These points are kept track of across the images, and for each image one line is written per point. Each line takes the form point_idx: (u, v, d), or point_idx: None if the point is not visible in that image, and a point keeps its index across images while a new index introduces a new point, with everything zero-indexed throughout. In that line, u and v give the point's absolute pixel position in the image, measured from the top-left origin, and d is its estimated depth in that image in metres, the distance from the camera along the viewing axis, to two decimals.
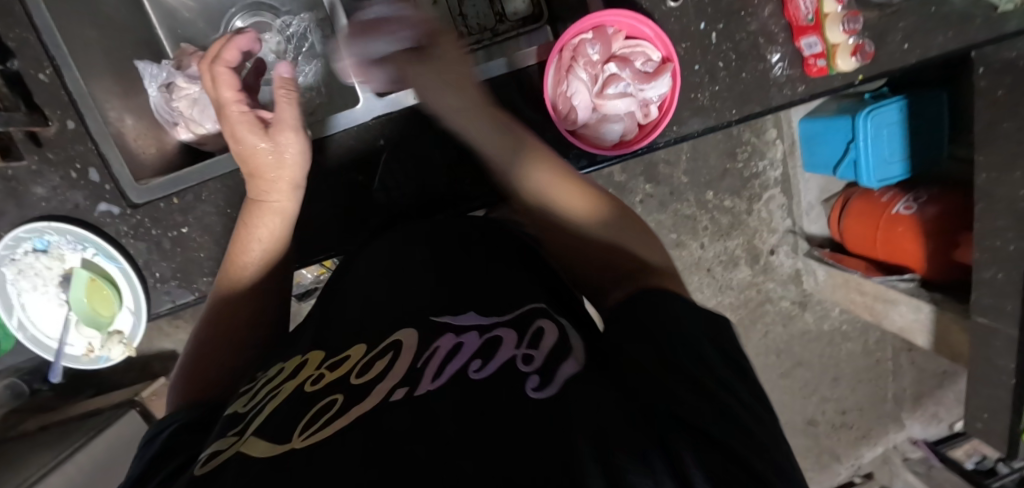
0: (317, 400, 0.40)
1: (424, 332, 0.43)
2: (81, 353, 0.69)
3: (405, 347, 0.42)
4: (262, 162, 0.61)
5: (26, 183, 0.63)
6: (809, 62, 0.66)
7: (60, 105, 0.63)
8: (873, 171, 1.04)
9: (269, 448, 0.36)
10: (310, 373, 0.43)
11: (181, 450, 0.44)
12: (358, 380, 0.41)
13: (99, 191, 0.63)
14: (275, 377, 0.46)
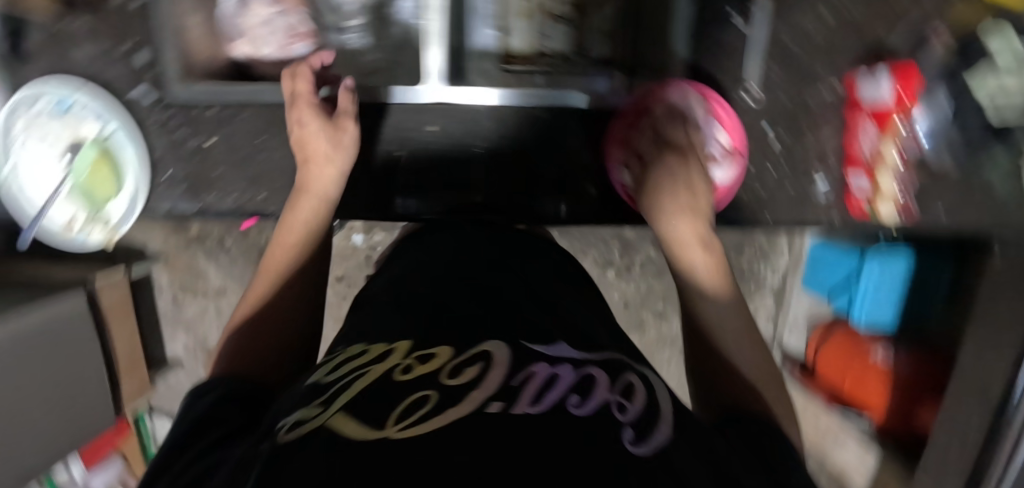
0: (409, 390, 0.40)
1: (515, 354, 0.44)
2: (60, 225, 0.65)
3: (498, 360, 0.43)
4: (316, 149, 0.61)
5: (71, 44, 0.61)
6: (855, 200, 0.67)
7: None
8: (864, 306, 1.11)
9: (362, 430, 0.35)
10: (402, 361, 0.43)
11: (229, 423, 0.42)
12: (450, 382, 0.41)
13: (141, 77, 0.62)
14: (359, 358, 0.46)
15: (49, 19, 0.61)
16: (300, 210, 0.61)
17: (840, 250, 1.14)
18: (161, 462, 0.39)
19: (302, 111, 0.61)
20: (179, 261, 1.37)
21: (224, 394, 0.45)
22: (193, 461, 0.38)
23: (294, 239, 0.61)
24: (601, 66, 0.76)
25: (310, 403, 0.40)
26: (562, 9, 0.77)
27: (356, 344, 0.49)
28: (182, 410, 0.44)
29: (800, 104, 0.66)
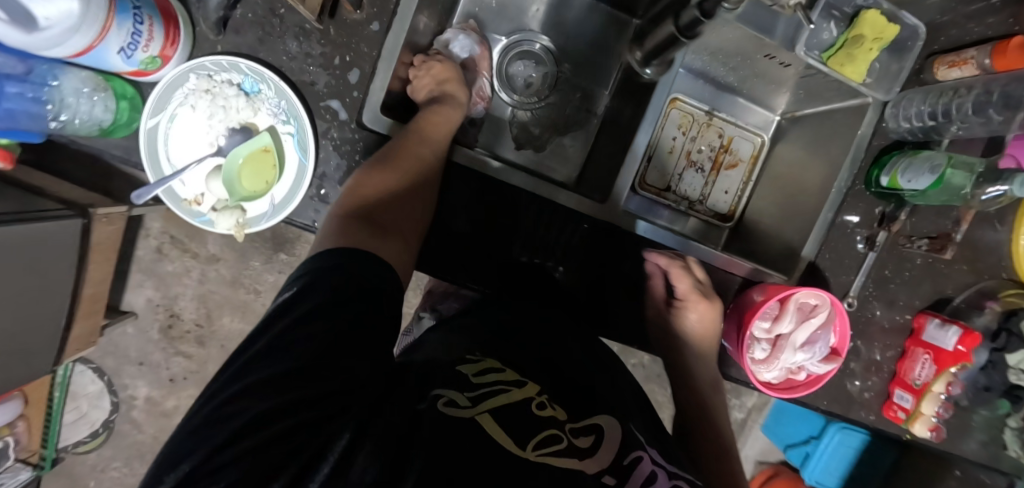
0: (540, 428, 0.44)
1: (625, 435, 0.48)
2: (184, 198, 0.60)
3: (610, 435, 0.47)
4: (432, 65, 0.67)
5: (287, 32, 0.58)
6: (890, 406, 0.77)
7: (376, 4, 0.60)
8: (816, 472, 1.21)
9: (514, 447, 0.41)
10: (535, 398, 0.49)
11: (376, 341, 0.44)
12: (577, 439, 0.45)
13: (344, 91, 0.60)
14: (490, 374, 0.50)
15: (278, 2, 0.58)
16: (430, 112, 0.64)
17: (806, 414, 1.21)
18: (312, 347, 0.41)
19: (439, 65, 0.67)
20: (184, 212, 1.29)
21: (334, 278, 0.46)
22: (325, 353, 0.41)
23: (432, 142, 0.62)
24: (714, 219, 0.84)
25: (455, 390, 0.46)
26: (701, 157, 0.83)
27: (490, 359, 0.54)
28: (339, 289, 0.45)
29: (875, 319, 0.76)
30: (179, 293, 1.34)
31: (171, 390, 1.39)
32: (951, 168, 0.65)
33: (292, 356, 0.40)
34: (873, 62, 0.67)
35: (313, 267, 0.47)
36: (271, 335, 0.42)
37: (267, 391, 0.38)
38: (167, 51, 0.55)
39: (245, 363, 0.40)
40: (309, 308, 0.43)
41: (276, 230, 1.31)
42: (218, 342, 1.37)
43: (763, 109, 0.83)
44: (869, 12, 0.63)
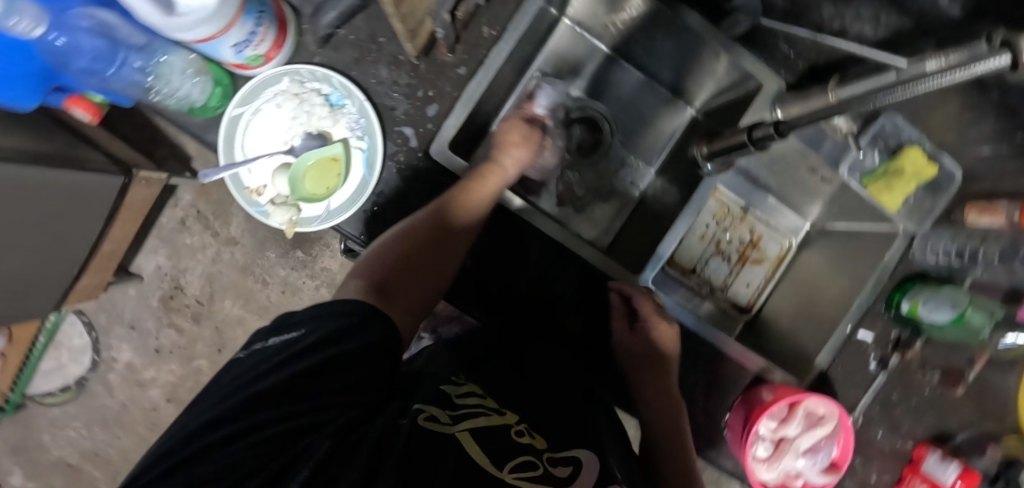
0: (516, 452, 0.48)
1: (603, 469, 0.50)
2: (247, 186, 0.65)
3: (589, 469, 0.49)
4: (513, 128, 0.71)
5: (381, 59, 0.63)
6: None
7: (467, 52, 0.64)
8: None
9: (483, 461, 0.46)
10: (517, 424, 0.52)
11: (367, 378, 0.49)
12: (552, 469, 0.47)
13: (419, 122, 0.64)
14: (471, 397, 0.54)
15: (379, 32, 0.62)
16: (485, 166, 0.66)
17: None
18: (276, 382, 0.45)
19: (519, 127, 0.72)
20: (216, 192, 1.32)
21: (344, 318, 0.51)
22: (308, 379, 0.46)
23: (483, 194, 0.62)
24: (731, 310, 0.84)
25: (438, 407, 0.51)
26: (730, 247, 0.84)
27: (470, 381, 0.58)
28: (321, 333, 0.49)
29: (872, 442, 0.77)
30: (189, 267, 1.35)
31: (154, 361, 1.39)
32: (971, 307, 0.71)
33: (257, 388, 0.45)
34: (909, 196, 0.70)
35: (306, 309, 0.52)
36: (249, 363, 0.48)
37: (226, 414, 0.43)
38: (271, 53, 0.60)
39: (221, 386, 0.46)
40: (287, 348, 0.48)
41: None
42: (213, 323, 1.38)
43: (796, 214, 0.84)
44: (912, 148, 0.67)
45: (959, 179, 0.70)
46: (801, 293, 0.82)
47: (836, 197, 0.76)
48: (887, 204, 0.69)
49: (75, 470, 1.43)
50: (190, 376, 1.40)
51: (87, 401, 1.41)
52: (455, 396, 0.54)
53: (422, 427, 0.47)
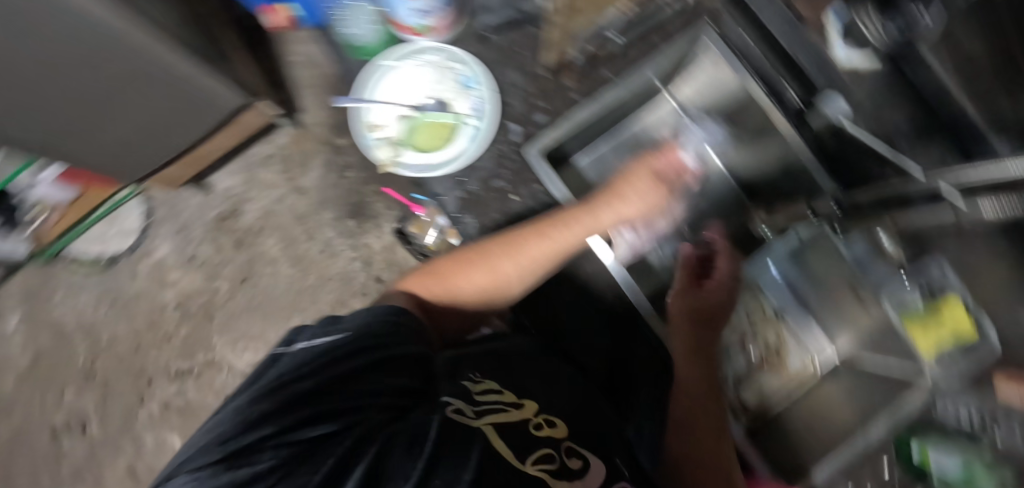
0: (536, 446, 0.56)
1: (614, 472, 0.60)
2: None
3: (599, 471, 0.58)
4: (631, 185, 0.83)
5: None
6: None
7: None
8: None
9: (508, 453, 0.53)
10: (532, 418, 0.62)
11: (389, 381, 0.61)
12: (570, 463, 0.57)
13: None
14: (491, 396, 0.65)
15: None
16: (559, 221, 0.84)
17: None
18: (307, 373, 0.57)
19: (644, 176, 0.84)
20: (308, 144, 1.46)
21: (379, 328, 0.66)
22: (349, 375, 0.58)
23: (539, 246, 0.84)
24: (740, 411, 0.94)
25: (464, 402, 0.62)
26: (754, 350, 0.98)
27: (487, 383, 0.69)
28: (348, 342, 0.62)
29: None
30: (255, 198, 1.48)
31: (185, 266, 1.49)
32: (985, 471, 0.68)
33: (291, 378, 0.56)
34: (947, 348, 0.75)
35: (342, 321, 0.66)
36: (284, 364, 0.59)
37: (262, 395, 0.53)
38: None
39: (256, 381, 0.57)
40: (319, 352, 0.60)
41: (360, 200, 1.42)
42: (251, 254, 1.47)
43: (826, 339, 0.95)
44: (954, 301, 0.76)
45: (1000, 349, 0.73)
46: (811, 414, 0.92)
47: (878, 327, 0.82)
48: (921, 348, 0.76)
49: (67, 336, 1.50)
50: (207, 293, 1.48)
51: (111, 279, 1.50)
52: (475, 393, 0.65)
53: (445, 422, 0.55)
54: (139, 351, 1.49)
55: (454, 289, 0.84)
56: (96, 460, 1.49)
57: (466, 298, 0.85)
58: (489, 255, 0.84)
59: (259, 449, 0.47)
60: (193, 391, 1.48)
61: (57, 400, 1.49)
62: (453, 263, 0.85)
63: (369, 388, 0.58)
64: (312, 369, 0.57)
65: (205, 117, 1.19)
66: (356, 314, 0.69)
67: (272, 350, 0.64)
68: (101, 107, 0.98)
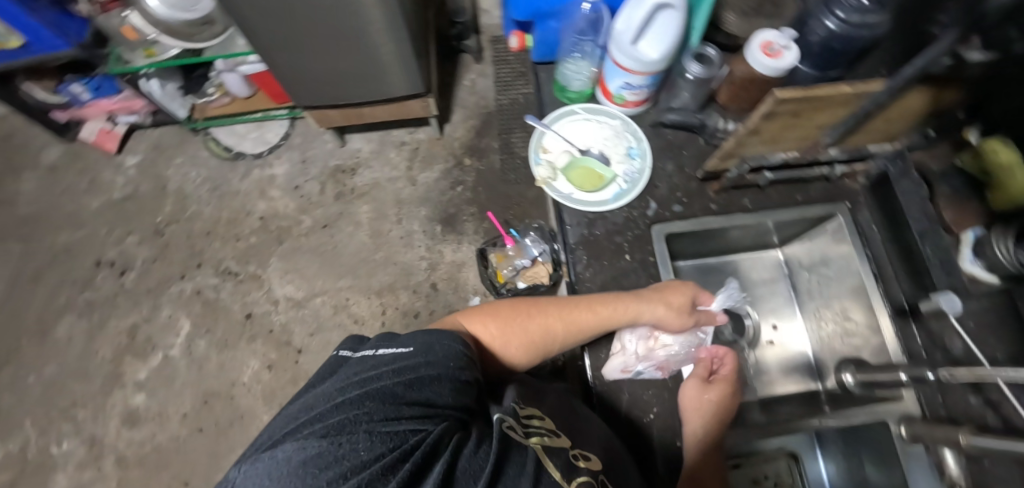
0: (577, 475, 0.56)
1: None
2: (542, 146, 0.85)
3: None
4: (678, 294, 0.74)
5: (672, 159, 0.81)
6: None
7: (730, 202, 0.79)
8: None
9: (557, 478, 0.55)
10: (572, 448, 0.61)
11: (438, 393, 0.58)
12: None
13: (666, 206, 0.79)
14: (535, 419, 0.64)
15: (686, 147, 0.81)
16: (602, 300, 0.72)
17: None
18: (381, 374, 0.56)
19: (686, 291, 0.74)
20: (439, 149, 1.63)
21: (457, 353, 0.63)
22: (409, 389, 0.56)
23: (585, 320, 0.70)
24: None
25: (516, 419, 0.61)
26: None
27: (531, 410, 0.68)
28: (417, 354, 0.60)
29: None
30: (373, 168, 1.64)
31: (288, 190, 1.63)
32: None
33: (367, 378, 0.56)
34: None
35: (411, 334, 0.63)
36: (355, 367, 0.59)
37: (346, 389, 0.54)
38: (632, 102, 0.80)
39: (334, 379, 0.58)
40: (390, 359, 0.59)
41: (457, 214, 1.56)
42: (343, 209, 1.61)
43: None
44: None
45: None
46: None
47: None
48: None
49: (163, 193, 1.65)
50: (289, 221, 1.61)
51: (224, 169, 1.67)
52: (517, 407, 0.64)
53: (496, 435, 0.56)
54: (207, 237, 1.61)
55: (504, 324, 0.69)
56: (112, 306, 1.55)
57: (512, 340, 0.69)
58: (534, 314, 0.70)
59: (355, 433, 0.49)
60: (227, 292, 1.55)
61: (119, 239, 1.61)
62: (503, 305, 0.71)
63: (437, 398, 0.58)
64: (389, 384, 0.55)
65: (384, 87, 1.37)
66: (411, 337, 0.63)
67: (340, 348, 0.67)
68: (326, 39, 1.16)
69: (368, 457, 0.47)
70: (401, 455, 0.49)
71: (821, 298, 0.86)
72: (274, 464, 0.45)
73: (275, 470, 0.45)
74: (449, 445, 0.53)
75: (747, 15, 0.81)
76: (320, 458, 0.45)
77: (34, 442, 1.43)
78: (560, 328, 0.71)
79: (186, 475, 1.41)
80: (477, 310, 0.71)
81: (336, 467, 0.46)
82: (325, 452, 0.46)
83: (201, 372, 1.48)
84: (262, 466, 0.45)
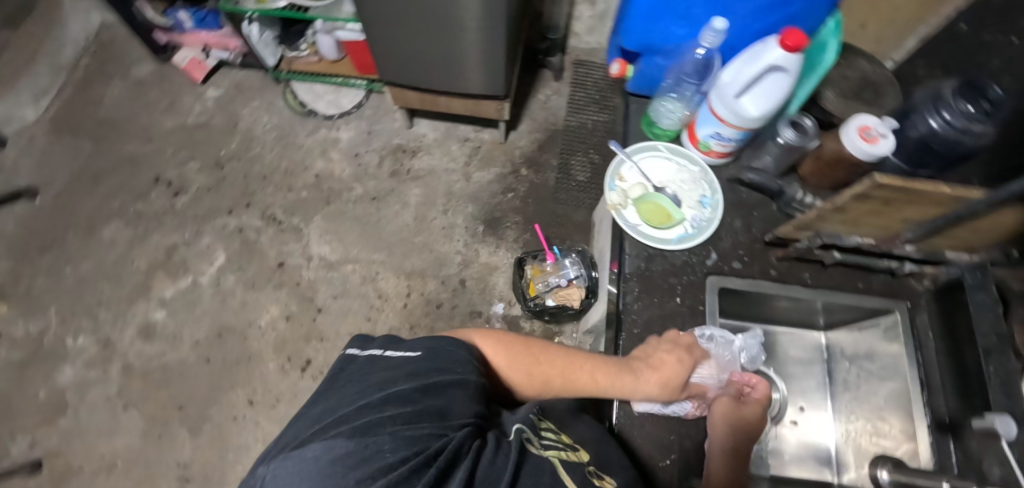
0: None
1: None
2: (618, 172, 0.86)
3: None
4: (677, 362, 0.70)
5: (742, 216, 0.81)
6: None
7: (789, 271, 0.79)
8: None
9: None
10: (589, 466, 0.53)
11: (457, 403, 0.44)
12: None
13: (725, 260, 0.79)
14: (551, 432, 0.54)
15: (758, 208, 0.81)
16: (606, 368, 0.68)
17: None
18: (396, 378, 0.44)
19: (686, 354, 0.70)
20: (500, 153, 1.65)
21: (474, 358, 0.50)
22: (421, 396, 0.42)
23: (590, 383, 0.67)
24: None
25: (533, 431, 0.51)
26: None
27: (548, 424, 0.58)
28: (431, 358, 0.47)
29: None
30: (432, 155, 1.66)
31: (348, 156, 1.67)
32: None
33: (384, 380, 0.44)
34: None
35: (419, 337, 0.50)
36: (364, 370, 0.47)
37: (364, 392, 0.43)
38: (714, 153, 0.81)
39: (344, 382, 0.46)
40: (401, 363, 0.46)
41: (502, 218, 1.57)
42: (395, 186, 1.63)
43: None
44: None
45: None
46: None
47: None
48: None
49: (233, 130, 1.71)
50: (342, 185, 1.64)
51: (294, 121, 1.72)
52: (535, 420, 0.54)
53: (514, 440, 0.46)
54: (261, 180, 1.65)
55: (520, 356, 0.66)
56: (158, 222, 1.60)
57: (524, 376, 0.66)
58: (540, 356, 0.67)
59: (379, 435, 0.38)
60: (266, 237, 1.58)
61: (182, 162, 1.68)
62: (517, 338, 0.67)
63: (457, 402, 0.44)
64: (403, 388, 0.43)
65: (467, 83, 1.40)
66: (420, 338, 0.49)
67: (347, 348, 0.52)
68: (429, 26, 1.21)
69: (393, 461, 0.36)
70: (427, 461, 0.38)
71: (857, 391, 0.87)
72: (301, 464, 0.36)
73: (304, 473, 0.36)
74: (477, 454, 0.41)
75: (845, 97, 0.82)
76: (348, 457, 0.35)
77: (53, 330, 1.48)
78: (561, 383, 0.67)
79: (181, 401, 1.42)
80: (492, 334, 0.66)
81: (361, 470, 0.35)
82: (354, 452, 0.36)
83: (223, 305, 1.51)
84: (285, 467, 0.36)
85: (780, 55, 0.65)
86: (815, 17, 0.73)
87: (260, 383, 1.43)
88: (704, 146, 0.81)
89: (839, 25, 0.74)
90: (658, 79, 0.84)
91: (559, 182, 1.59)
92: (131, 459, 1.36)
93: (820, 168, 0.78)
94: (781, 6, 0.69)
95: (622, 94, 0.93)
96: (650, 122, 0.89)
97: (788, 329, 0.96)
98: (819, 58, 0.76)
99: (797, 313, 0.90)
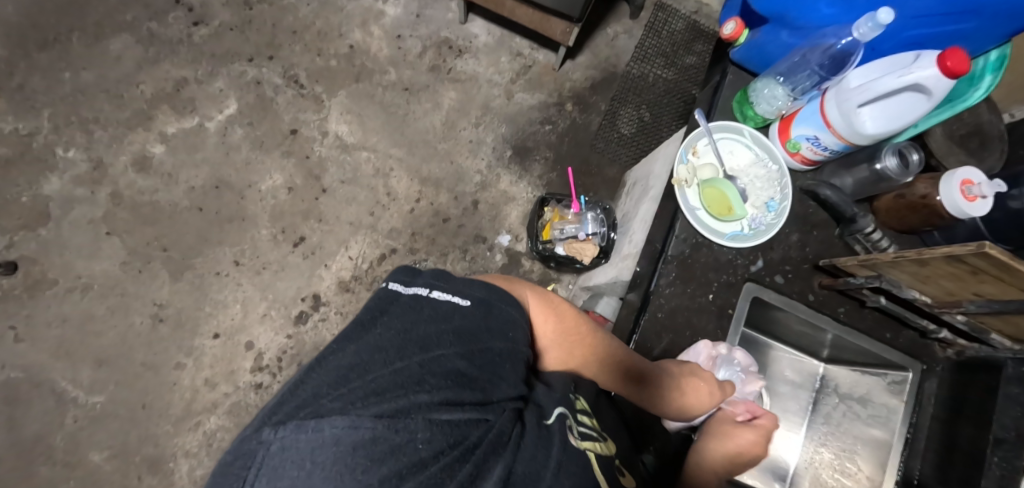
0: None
1: None
2: (691, 143, 0.80)
3: None
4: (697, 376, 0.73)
5: (800, 231, 0.77)
6: None
7: (827, 298, 0.76)
8: None
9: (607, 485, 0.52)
10: (613, 460, 0.57)
11: (500, 380, 0.48)
12: None
13: (768, 271, 0.76)
14: (586, 417, 0.58)
15: (819, 228, 0.77)
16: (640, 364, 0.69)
17: None
18: (443, 339, 0.47)
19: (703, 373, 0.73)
20: (550, 80, 1.53)
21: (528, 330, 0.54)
22: (468, 366, 0.47)
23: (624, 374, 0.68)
24: None
25: (572, 416, 0.55)
26: None
27: (581, 402, 0.61)
28: (481, 316, 0.51)
29: None
30: (478, 60, 1.54)
31: (389, 36, 1.54)
32: None
33: (428, 339, 0.47)
34: None
35: (470, 283, 0.54)
36: (408, 313, 0.49)
37: (403, 352, 0.45)
38: (799, 157, 0.76)
39: (382, 326, 0.47)
40: (449, 315, 0.50)
41: (534, 150, 1.49)
42: (431, 83, 1.52)
43: None
44: None
45: None
46: None
47: None
48: None
49: None
50: (376, 65, 1.52)
51: None
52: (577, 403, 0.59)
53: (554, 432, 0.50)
54: (291, 35, 1.52)
55: (569, 329, 0.66)
56: (171, 50, 1.47)
57: (568, 350, 0.66)
58: (587, 337, 0.67)
59: (414, 417, 0.41)
60: (284, 99, 1.48)
61: None
62: (569, 313, 0.66)
63: (500, 378, 0.48)
64: (457, 356, 0.47)
65: None
66: (480, 290, 0.53)
67: (388, 281, 0.53)
68: None
69: (426, 454, 0.40)
70: (461, 453, 0.42)
71: (838, 427, 0.90)
72: (318, 441, 0.37)
73: (323, 452, 0.37)
74: (515, 442, 0.46)
75: (952, 138, 0.76)
76: (378, 444, 0.38)
77: (44, 134, 1.39)
78: (595, 370, 0.68)
79: (166, 243, 1.38)
80: (551, 302, 0.64)
81: (390, 462, 0.39)
82: (378, 439, 0.39)
83: (225, 158, 1.44)
84: (296, 438, 0.37)
85: (931, 76, 0.60)
86: (978, 44, 0.70)
87: (250, 247, 1.40)
88: (793, 147, 0.75)
89: (1001, 60, 0.71)
90: (772, 58, 0.76)
91: (602, 128, 1.50)
92: (108, 286, 1.34)
93: (900, 208, 0.73)
94: (952, 19, 0.67)
95: (720, 62, 0.84)
96: (745, 101, 0.80)
97: (789, 350, 0.96)
98: (964, 93, 0.73)
99: (808, 340, 0.89)
